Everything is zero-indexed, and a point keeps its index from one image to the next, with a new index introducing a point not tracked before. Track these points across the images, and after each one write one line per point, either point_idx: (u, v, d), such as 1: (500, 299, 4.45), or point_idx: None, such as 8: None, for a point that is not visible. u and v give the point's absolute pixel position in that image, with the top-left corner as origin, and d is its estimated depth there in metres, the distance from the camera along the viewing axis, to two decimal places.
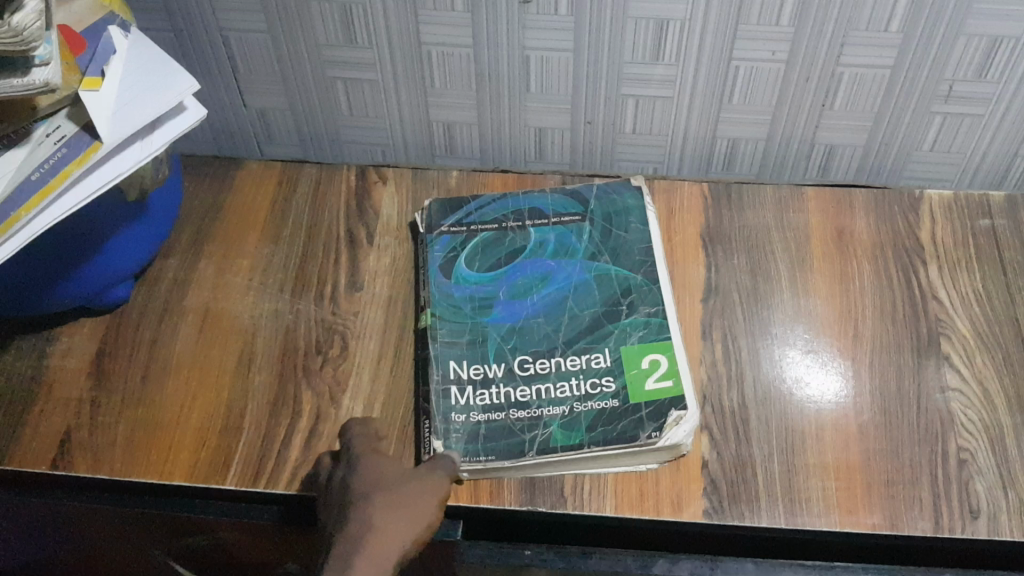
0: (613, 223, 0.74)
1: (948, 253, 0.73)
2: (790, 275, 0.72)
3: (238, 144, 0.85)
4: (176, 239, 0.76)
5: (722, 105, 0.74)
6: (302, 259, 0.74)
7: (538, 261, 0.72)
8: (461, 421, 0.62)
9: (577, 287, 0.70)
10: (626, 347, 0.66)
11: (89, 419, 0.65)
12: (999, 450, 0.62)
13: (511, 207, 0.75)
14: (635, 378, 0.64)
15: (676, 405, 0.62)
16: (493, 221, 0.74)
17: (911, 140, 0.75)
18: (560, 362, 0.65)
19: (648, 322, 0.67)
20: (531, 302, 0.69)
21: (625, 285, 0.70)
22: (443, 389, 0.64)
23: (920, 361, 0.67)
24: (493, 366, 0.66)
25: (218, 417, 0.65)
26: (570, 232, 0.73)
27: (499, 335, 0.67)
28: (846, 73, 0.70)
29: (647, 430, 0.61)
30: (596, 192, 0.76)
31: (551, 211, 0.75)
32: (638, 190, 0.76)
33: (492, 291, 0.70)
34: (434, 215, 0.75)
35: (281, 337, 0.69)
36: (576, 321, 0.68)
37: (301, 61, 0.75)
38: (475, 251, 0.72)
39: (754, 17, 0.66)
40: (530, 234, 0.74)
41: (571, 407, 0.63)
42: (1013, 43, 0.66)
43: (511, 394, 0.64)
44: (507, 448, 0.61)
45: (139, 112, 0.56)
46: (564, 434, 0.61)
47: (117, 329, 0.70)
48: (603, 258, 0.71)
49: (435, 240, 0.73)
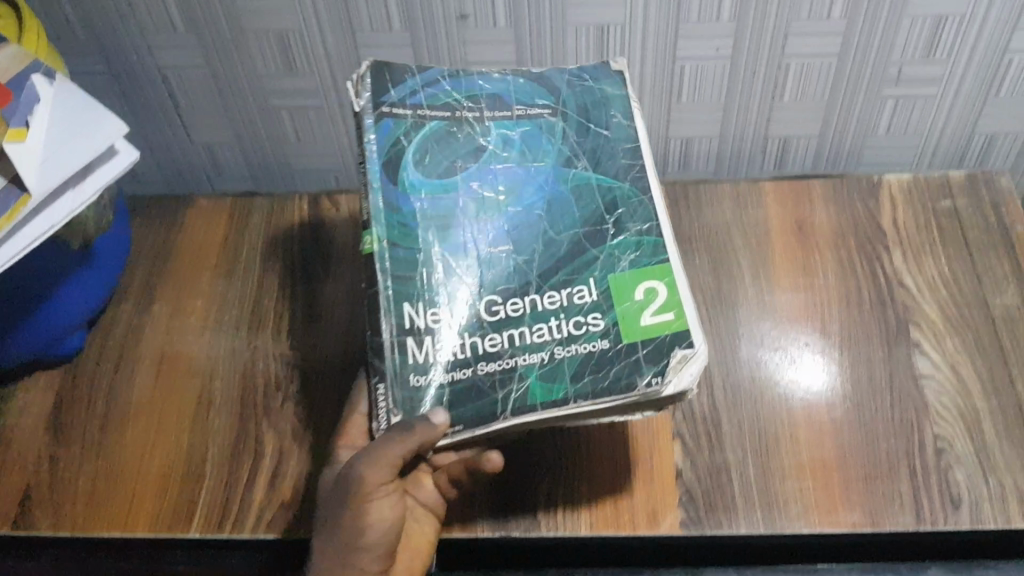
0: (589, 117, 0.60)
1: (911, 237, 0.71)
2: (753, 273, 0.71)
3: (188, 182, 0.83)
4: (128, 284, 0.74)
5: (672, 104, 0.73)
6: (257, 293, 0.72)
7: (501, 166, 0.58)
8: (422, 384, 0.52)
9: (551, 204, 0.57)
10: (615, 276, 0.54)
11: (49, 474, 0.64)
12: (977, 435, 0.61)
13: (462, 88, 0.60)
14: (628, 312, 0.53)
15: (679, 344, 0.51)
16: (443, 106, 0.59)
17: (866, 126, 0.74)
18: (535, 299, 0.54)
19: (640, 242, 0.55)
20: (497, 221, 0.56)
21: (610, 198, 0.57)
22: (397, 344, 0.53)
23: (890, 350, 0.66)
24: (453, 309, 0.54)
25: (179, 462, 0.64)
26: (537, 130, 0.59)
27: (459, 266, 0.55)
28: (793, 64, 0.69)
29: (644, 376, 0.50)
30: (569, 82, 0.61)
31: (515, 100, 0.60)
32: (620, 78, 0.62)
33: (452, 199, 0.57)
34: (373, 89, 0.59)
35: (240, 375, 0.68)
36: (554, 246, 0.56)
37: (243, 93, 0.74)
38: (425, 147, 0.58)
39: (695, 16, 0.66)
40: (490, 130, 0.59)
41: (551, 353, 0.52)
42: (958, 22, 0.66)
43: (477, 344, 0.53)
44: (476, 414, 0.51)
45: (69, 159, 0.54)
46: (543, 388, 0.51)
47: (74, 380, 0.69)
48: (580, 162, 0.58)
49: (375, 126, 0.57)
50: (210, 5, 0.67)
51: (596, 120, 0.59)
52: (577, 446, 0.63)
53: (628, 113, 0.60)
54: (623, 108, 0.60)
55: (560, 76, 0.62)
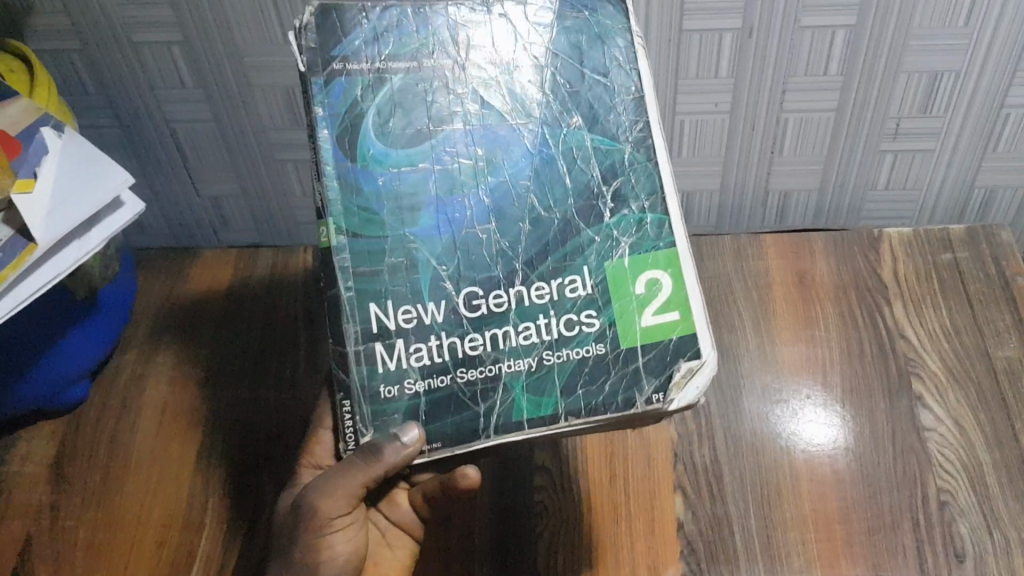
0: (583, 59, 0.50)
1: (911, 289, 0.71)
2: (754, 324, 0.71)
3: (194, 234, 0.84)
4: (132, 334, 0.75)
5: (672, 157, 0.74)
6: (260, 344, 0.73)
7: (479, 127, 0.49)
8: (394, 395, 0.47)
9: (540, 172, 0.49)
10: (613, 264, 0.48)
11: (49, 523, 0.64)
12: (980, 489, 0.61)
13: (430, 29, 0.49)
14: (627, 310, 0.48)
15: (684, 354, 0.47)
16: (408, 54, 0.49)
17: (865, 180, 0.75)
18: (521, 292, 0.48)
19: (643, 218, 0.48)
20: (476, 195, 0.49)
21: (608, 164, 0.49)
22: (364, 352, 0.47)
23: (893, 403, 0.66)
24: (429, 306, 0.48)
25: (180, 512, 0.64)
26: (521, 76, 0.49)
27: (434, 253, 0.48)
28: (791, 119, 0.70)
29: (645, 393, 0.46)
30: (559, 12, 0.50)
31: (494, 42, 0.49)
32: (622, 8, 0.51)
33: (424, 173, 0.48)
34: (319, 39, 0.48)
35: (241, 424, 0.68)
36: (542, 225, 0.49)
37: (249, 146, 0.75)
38: (387, 109, 0.48)
39: (693, 71, 0.67)
40: (466, 80, 0.49)
41: (539, 359, 0.47)
42: (953, 78, 0.67)
43: (457, 346, 0.48)
44: (457, 429, 0.47)
45: (75, 210, 0.55)
46: (532, 402, 0.47)
47: (76, 429, 0.69)
48: (572, 117, 0.49)
49: (325, 88, 0.48)
50: (219, 59, 0.68)
51: (591, 65, 0.50)
52: (579, 498, 0.63)
53: (629, 52, 0.50)
54: (626, 45, 0.50)
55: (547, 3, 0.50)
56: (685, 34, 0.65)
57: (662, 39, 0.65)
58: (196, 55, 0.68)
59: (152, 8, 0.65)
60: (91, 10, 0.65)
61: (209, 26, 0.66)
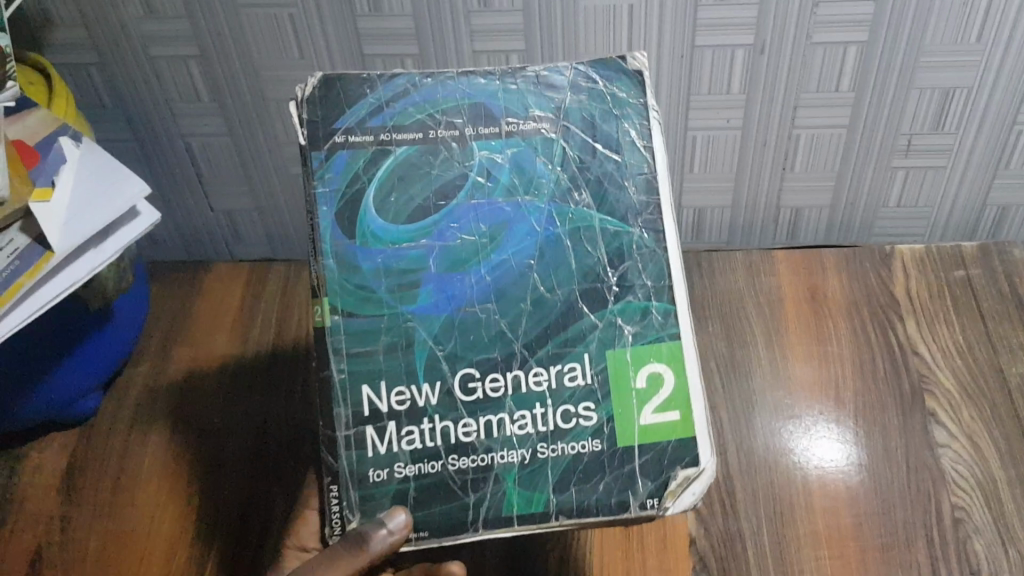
0: (596, 133, 0.49)
1: (924, 306, 0.71)
2: (767, 340, 0.71)
3: (206, 248, 0.84)
4: (145, 347, 0.75)
5: (684, 175, 0.74)
6: (268, 378, 0.72)
7: (483, 202, 0.48)
8: (382, 479, 0.46)
9: (545, 251, 0.48)
10: (614, 352, 0.47)
11: (59, 535, 0.64)
12: (995, 506, 0.61)
13: (437, 100, 0.48)
14: (627, 406, 0.46)
15: (682, 461, 0.46)
16: (413, 125, 0.48)
17: (876, 197, 0.75)
18: (519, 377, 0.47)
19: (648, 307, 0.47)
20: (478, 272, 0.47)
21: (616, 247, 0.48)
22: (354, 437, 0.46)
23: (906, 419, 0.66)
24: (422, 388, 0.47)
25: (199, 512, 0.64)
26: (530, 149, 0.48)
27: (431, 333, 0.47)
28: (802, 136, 0.70)
29: (639, 496, 0.46)
30: (572, 82, 0.49)
31: (505, 112, 0.49)
32: (639, 80, 0.50)
33: (424, 249, 0.47)
34: (322, 109, 0.48)
35: (253, 439, 0.68)
36: (544, 306, 0.47)
37: (263, 161, 0.76)
38: (389, 183, 0.48)
39: (705, 87, 0.67)
40: (472, 152, 0.48)
41: (533, 451, 0.46)
42: (965, 94, 0.67)
43: (451, 432, 0.46)
44: (444, 521, 0.46)
45: (91, 218, 0.55)
46: (521, 497, 0.46)
47: (88, 441, 0.69)
48: (580, 194, 0.48)
49: (326, 161, 0.47)
50: (234, 73, 0.69)
51: (604, 138, 0.49)
52: None
53: (644, 127, 0.49)
54: (639, 118, 0.49)
55: (561, 73, 0.50)
56: (697, 49, 0.65)
57: (674, 54, 0.65)
58: (212, 69, 0.69)
59: (170, 22, 0.66)
60: (110, 25, 0.66)
61: (226, 41, 0.67)
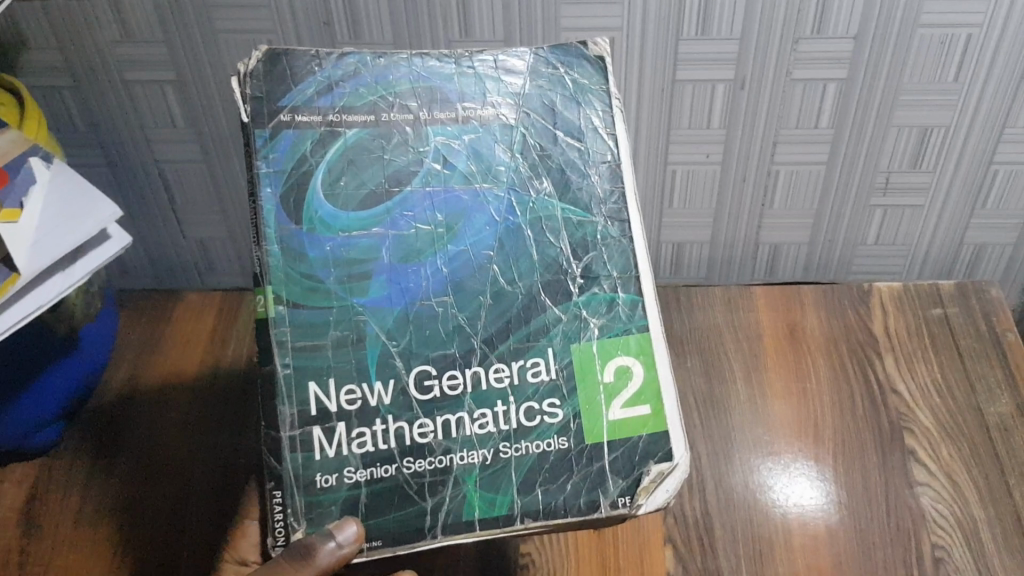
0: (557, 120, 0.49)
1: (903, 344, 0.71)
2: (745, 375, 0.70)
3: (178, 277, 0.83)
4: (111, 376, 0.73)
5: (663, 210, 0.74)
6: (239, 411, 0.70)
7: (440, 189, 0.47)
8: (331, 485, 0.45)
9: (505, 242, 0.47)
10: (579, 347, 0.47)
11: (17, 570, 0.61)
12: (976, 545, 0.60)
13: (390, 80, 0.48)
14: (593, 401, 0.46)
15: (654, 456, 0.46)
16: (364, 106, 0.48)
17: (855, 235, 0.75)
18: (480, 373, 0.46)
19: (615, 298, 0.48)
20: (434, 263, 0.47)
21: (580, 237, 0.48)
22: (300, 438, 0.45)
23: (886, 458, 0.65)
24: (374, 387, 0.46)
25: (169, 546, 0.62)
26: (488, 136, 0.48)
27: (383, 328, 0.46)
28: (782, 171, 0.70)
29: (610, 495, 0.45)
30: (533, 68, 0.50)
31: (461, 97, 0.49)
32: (600, 68, 0.51)
33: (376, 238, 0.47)
34: (266, 86, 0.47)
35: (222, 466, 0.67)
36: (505, 298, 0.47)
37: (238, 188, 0.75)
38: (338, 166, 0.47)
39: (685, 120, 0.67)
40: (428, 137, 0.48)
41: (495, 451, 0.46)
42: (944, 132, 0.67)
43: (405, 433, 0.45)
44: (399, 525, 0.45)
45: (60, 240, 0.54)
46: (480, 500, 0.45)
47: (49, 474, 0.67)
48: (541, 182, 0.48)
49: (270, 141, 0.46)
50: (211, 99, 0.68)
51: (565, 126, 0.49)
52: (565, 555, 0.60)
53: (606, 115, 0.50)
54: (602, 104, 0.50)
55: (520, 59, 0.50)
56: (678, 84, 0.65)
57: (655, 89, 0.65)
58: (189, 94, 0.68)
59: (147, 46, 0.65)
60: (86, 47, 0.65)
61: (203, 67, 0.66)
